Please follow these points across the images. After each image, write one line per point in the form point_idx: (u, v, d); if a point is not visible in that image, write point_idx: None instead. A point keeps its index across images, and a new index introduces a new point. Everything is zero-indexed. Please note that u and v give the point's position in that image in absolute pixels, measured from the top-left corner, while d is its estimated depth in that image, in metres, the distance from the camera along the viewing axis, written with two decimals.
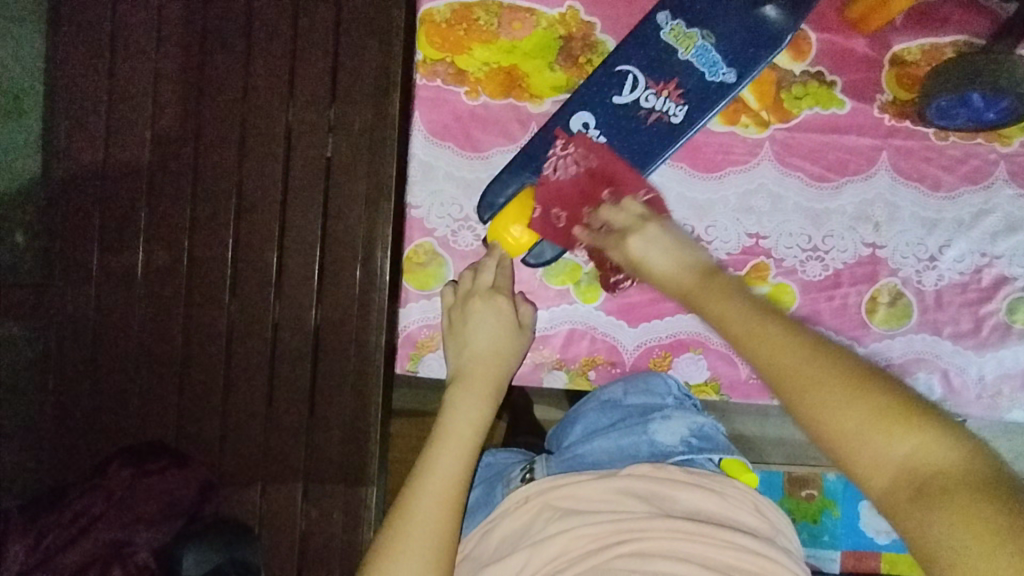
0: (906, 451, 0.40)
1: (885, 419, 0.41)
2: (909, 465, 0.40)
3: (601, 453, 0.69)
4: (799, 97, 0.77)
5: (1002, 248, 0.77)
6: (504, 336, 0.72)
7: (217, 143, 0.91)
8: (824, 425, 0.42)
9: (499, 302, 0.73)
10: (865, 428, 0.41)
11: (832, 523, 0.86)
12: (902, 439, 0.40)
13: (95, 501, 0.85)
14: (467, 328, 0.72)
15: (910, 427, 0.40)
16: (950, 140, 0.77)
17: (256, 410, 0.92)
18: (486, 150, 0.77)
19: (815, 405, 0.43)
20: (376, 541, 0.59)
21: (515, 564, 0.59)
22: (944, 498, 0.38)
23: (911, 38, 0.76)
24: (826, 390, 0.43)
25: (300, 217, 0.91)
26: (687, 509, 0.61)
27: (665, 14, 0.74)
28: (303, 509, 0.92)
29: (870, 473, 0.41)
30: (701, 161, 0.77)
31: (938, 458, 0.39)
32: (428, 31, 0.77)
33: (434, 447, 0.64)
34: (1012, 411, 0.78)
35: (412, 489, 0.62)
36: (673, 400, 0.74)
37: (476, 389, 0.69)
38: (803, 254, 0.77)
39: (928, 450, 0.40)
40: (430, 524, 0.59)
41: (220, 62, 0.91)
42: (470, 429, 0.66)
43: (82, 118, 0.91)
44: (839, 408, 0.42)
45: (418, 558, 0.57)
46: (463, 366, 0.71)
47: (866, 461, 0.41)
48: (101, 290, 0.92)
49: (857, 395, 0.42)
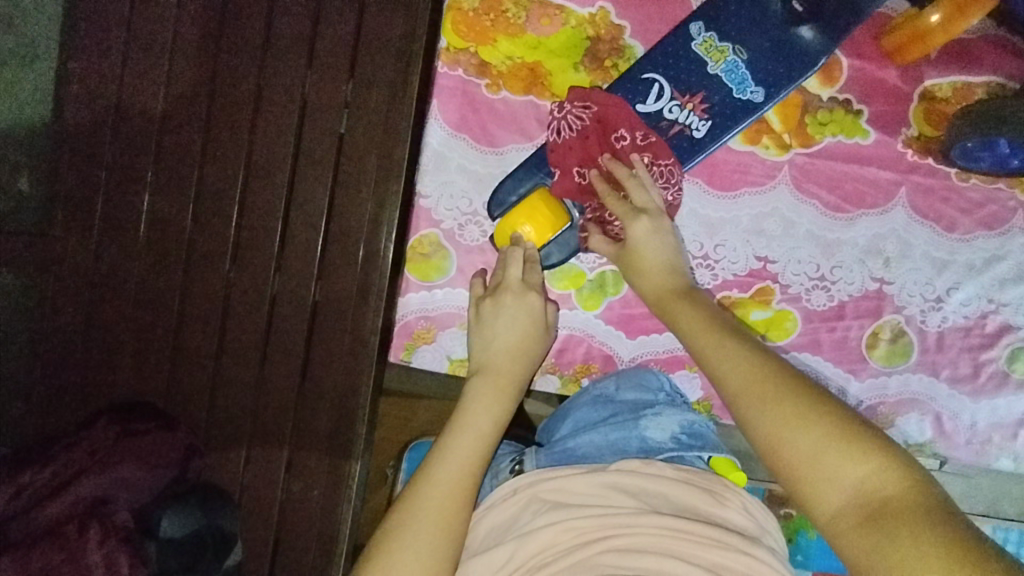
0: (862, 478, 0.49)
1: (836, 440, 0.50)
2: (863, 491, 0.49)
3: (590, 447, 0.69)
4: (824, 123, 0.75)
5: (1009, 296, 0.76)
6: (530, 335, 0.72)
7: (231, 107, 0.90)
8: (776, 440, 0.52)
9: (531, 299, 0.72)
10: (820, 454, 0.50)
11: (805, 544, 0.83)
12: (852, 467, 0.49)
13: (78, 455, 0.83)
14: (496, 321, 0.72)
15: (863, 456, 0.50)
16: (971, 181, 0.76)
17: (247, 378, 0.92)
18: (501, 146, 0.76)
19: (774, 431, 0.53)
20: (385, 522, 0.60)
21: (503, 556, 0.59)
22: (902, 524, 0.46)
23: (943, 74, 0.75)
24: (781, 405, 0.53)
25: (308, 189, 0.90)
26: (674, 505, 0.61)
27: (698, 25, 0.73)
28: (285, 479, 0.92)
29: (832, 498, 0.49)
30: (717, 179, 0.76)
31: (888, 482, 0.48)
32: (454, 18, 0.75)
33: (452, 437, 0.65)
34: (1000, 459, 0.78)
35: (425, 476, 0.62)
36: (665, 397, 0.73)
37: (500, 385, 0.69)
38: (809, 282, 0.77)
39: (879, 478, 0.49)
40: (439, 512, 0.60)
41: (242, 22, 0.89)
42: (491, 423, 0.66)
43: (97, 65, 0.90)
44: (799, 434, 0.51)
45: (425, 544, 0.58)
46: (487, 361, 0.71)
47: (827, 484, 0.50)
48: (102, 242, 0.91)
49: (816, 424, 0.51)
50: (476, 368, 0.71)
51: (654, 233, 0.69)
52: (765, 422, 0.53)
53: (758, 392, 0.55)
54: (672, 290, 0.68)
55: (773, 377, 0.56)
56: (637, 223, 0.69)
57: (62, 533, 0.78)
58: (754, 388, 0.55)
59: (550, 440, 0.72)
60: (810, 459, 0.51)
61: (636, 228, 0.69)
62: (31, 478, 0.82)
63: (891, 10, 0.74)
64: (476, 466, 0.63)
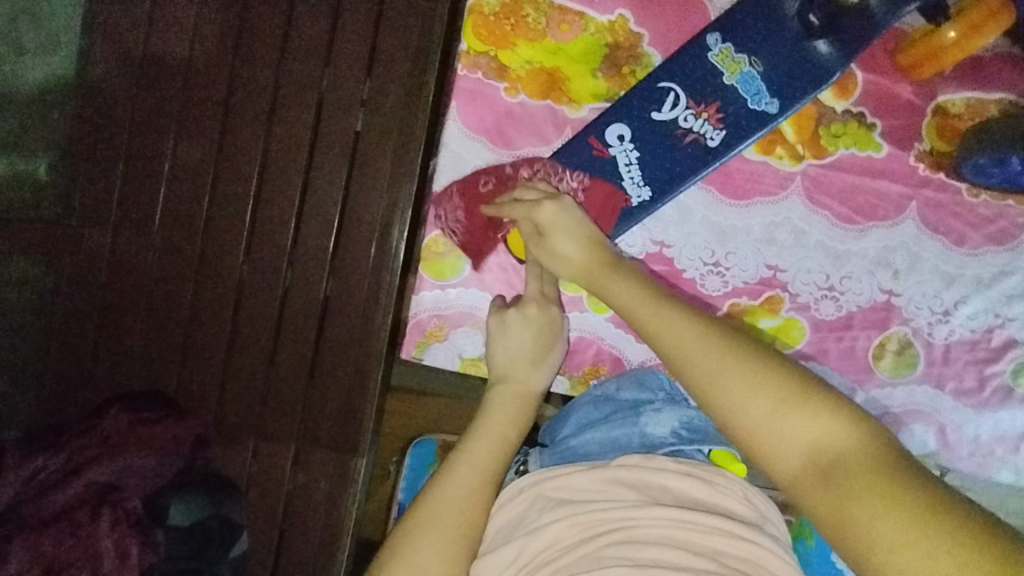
0: (814, 437, 0.49)
1: (784, 404, 0.50)
2: (816, 449, 0.49)
3: (593, 445, 0.70)
4: (838, 136, 0.76)
5: (1015, 311, 0.77)
6: (549, 344, 0.73)
7: (248, 103, 0.90)
8: (723, 410, 0.52)
9: (551, 310, 0.74)
10: (773, 417, 0.50)
11: (805, 552, 0.83)
12: (805, 427, 0.49)
13: (90, 442, 0.84)
14: (519, 330, 0.73)
15: (810, 414, 0.50)
16: (981, 197, 0.77)
17: (257, 371, 0.93)
18: (518, 148, 0.77)
19: (725, 402, 0.52)
20: (403, 523, 0.62)
21: (512, 555, 0.60)
22: (855, 481, 0.46)
23: (957, 90, 0.76)
24: (728, 376, 0.53)
25: (323, 186, 0.91)
26: (675, 496, 0.62)
27: (715, 36, 0.74)
28: (292, 472, 0.93)
29: (786, 461, 0.49)
30: (611, 208, 0.73)
31: (835, 440, 0.49)
32: (474, 21, 0.76)
33: (472, 439, 0.66)
34: (1002, 472, 0.79)
35: (444, 474, 0.64)
36: (665, 395, 0.74)
37: (521, 393, 0.70)
38: (818, 291, 0.77)
39: (828, 435, 0.49)
40: (457, 513, 0.61)
41: (262, 20, 0.90)
42: (511, 429, 0.68)
43: (117, 57, 0.91)
44: (749, 402, 0.51)
45: (443, 546, 0.60)
46: (508, 367, 0.72)
47: (779, 446, 0.50)
48: (117, 233, 0.92)
49: (761, 388, 0.51)
50: (497, 375, 0.72)
51: (559, 214, 0.67)
52: (715, 394, 0.53)
53: (705, 363, 0.54)
54: (599, 264, 0.66)
55: (709, 348, 0.55)
56: (544, 209, 0.67)
57: (74, 518, 0.78)
58: (697, 360, 0.55)
59: (552, 441, 0.73)
60: (766, 425, 0.50)
61: (544, 209, 0.67)
62: (44, 463, 0.82)
63: (907, 25, 0.75)
64: (496, 466, 0.65)
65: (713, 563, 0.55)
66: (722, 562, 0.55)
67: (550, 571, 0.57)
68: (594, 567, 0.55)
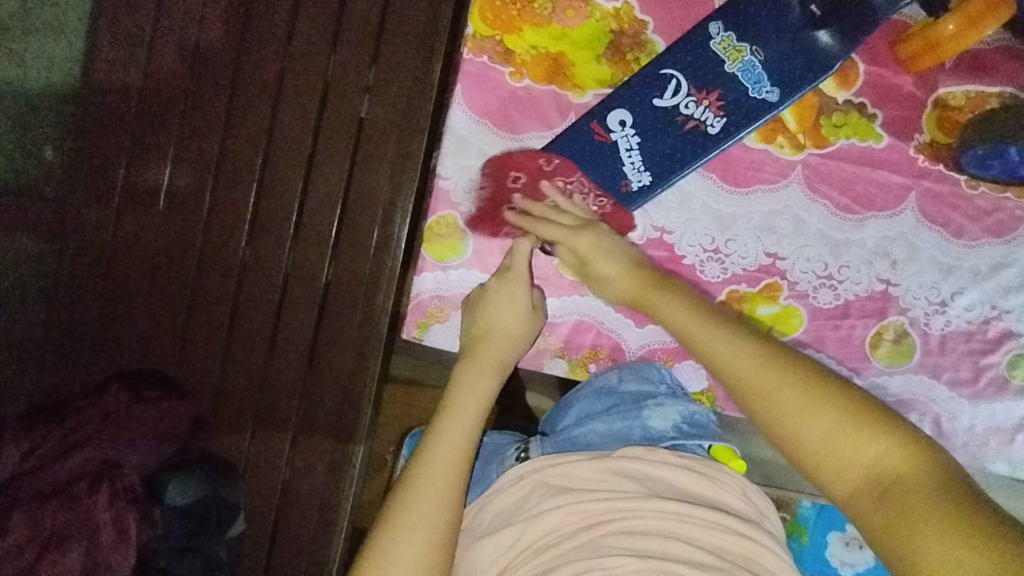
0: (876, 459, 0.49)
1: (854, 422, 0.50)
2: (879, 470, 0.48)
3: (594, 435, 0.70)
4: (838, 126, 0.77)
5: (1013, 303, 0.78)
6: (518, 320, 0.72)
7: (254, 85, 0.91)
8: (784, 427, 0.52)
9: (517, 288, 0.73)
10: (835, 438, 0.50)
11: (798, 549, 0.84)
12: (871, 447, 0.49)
13: (91, 418, 0.85)
14: (485, 307, 0.73)
15: (875, 436, 0.49)
16: (980, 189, 0.77)
17: (257, 352, 0.93)
18: (521, 132, 0.78)
19: (792, 423, 0.51)
20: (385, 504, 0.61)
21: (510, 539, 0.61)
22: (915, 503, 0.46)
23: (957, 83, 0.76)
24: (792, 394, 0.52)
25: (327, 169, 0.91)
26: (675, 489, 0.63)
27: (718, 24, 0.74)
28: (290, 456, 0.93)
29: (844, 481, 0.49)
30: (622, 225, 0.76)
31: (898, 461, 0.48)
32: (481, 6, 0.76)
33: (447, 415, 0.65)
34: (995, 463, 0.80)
35: (422, 456, 0.63)
36: (666, 389, 0.75)
37: (483, 363, 0.69)
38: (815, 280, 0.78)
39: (890, 457, 0.48)
40: (437, 490, 0.60)
41: (268, 3, 0.90)
42: (479, 402, 0.66)
43: (123, 38, 0.91)
44: (812, 422, 0.51)
45: (423, 524, 0.59)
46: (473, 343, 0.72)
47: (841, 469, 0.49)
48: (121, 213, 0.93)
49: (823, 408, 0.51)
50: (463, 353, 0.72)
51: (598, 241, 0.69)
52: (778, 412, 0.52)
53: (767, 379, 0.53)
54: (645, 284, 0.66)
55: (769, 365, 0.54)
56: (584, 237, 0.69)
57: (72, 492, 0.80)
58: (755, 375, 0.54)
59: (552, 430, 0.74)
60: (827, 448, 0.50)
61: (585, 236, 0.69)
62: (47, 438, 0.83)
63: (908, 18, 0.75)
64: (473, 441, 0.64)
65: (710, 556, 0.56)
66: (719, 556, 0.56)
67: (549, 556, 0.58)
68: (592, 556, 0.56)
